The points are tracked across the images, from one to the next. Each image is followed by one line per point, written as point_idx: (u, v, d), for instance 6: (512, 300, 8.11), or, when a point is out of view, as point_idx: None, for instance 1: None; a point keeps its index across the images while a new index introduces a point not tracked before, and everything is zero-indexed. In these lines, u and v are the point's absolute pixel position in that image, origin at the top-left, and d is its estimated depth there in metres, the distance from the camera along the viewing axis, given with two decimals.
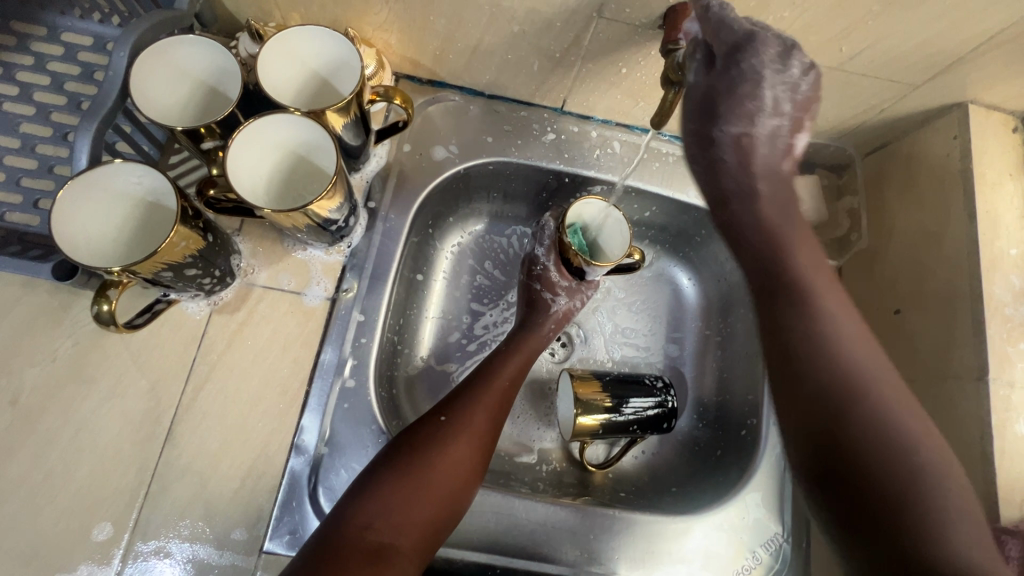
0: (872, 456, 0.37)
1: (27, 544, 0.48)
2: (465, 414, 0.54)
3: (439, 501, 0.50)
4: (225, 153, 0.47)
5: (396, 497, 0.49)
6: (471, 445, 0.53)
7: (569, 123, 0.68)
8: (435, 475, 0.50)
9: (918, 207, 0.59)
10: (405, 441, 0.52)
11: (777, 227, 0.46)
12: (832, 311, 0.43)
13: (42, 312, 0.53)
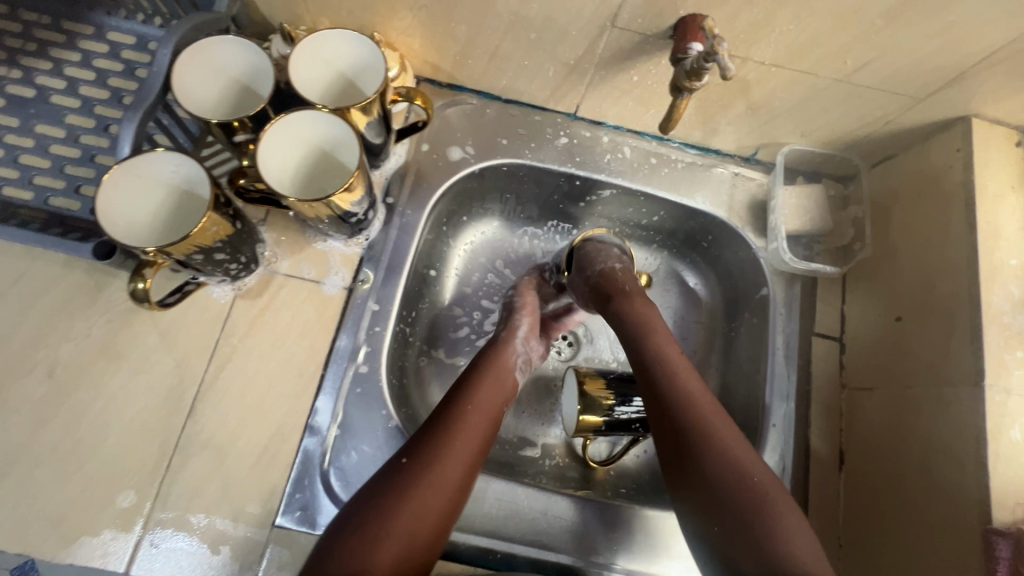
0: (728, 504, 0.45)
1: (57, 507, 0.51)
2: (436, 425, 0.52)
3: (401, 567, 0.42)
4: (257, 145, 0.50)
5: (349, 569, 0.40)
6: (443, 486, 0.46)
7: (581, 128, 0.70)
8: (396, 537, 0.42)
9: (922, 217, 0.60)
10: (368, 489, 0.45)
11: (647, 320, 0.59)
12: (689, 380, 0.53)
13: (81, 290, 0.57)
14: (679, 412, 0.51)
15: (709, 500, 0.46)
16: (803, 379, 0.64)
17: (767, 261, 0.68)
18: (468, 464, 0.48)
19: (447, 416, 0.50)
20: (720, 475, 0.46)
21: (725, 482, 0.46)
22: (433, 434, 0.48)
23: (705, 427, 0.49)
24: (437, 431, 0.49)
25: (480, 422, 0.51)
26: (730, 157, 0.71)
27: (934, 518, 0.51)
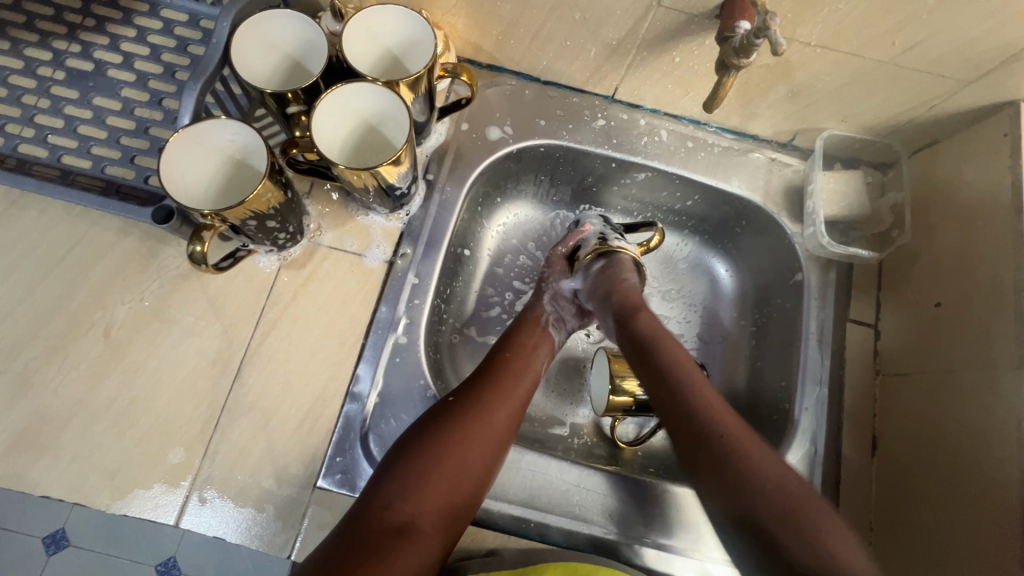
0: (760, 496, 0.44)
1: (113, 460, 0.53)
2: (475, 397, 0.55)
3: (456, 484, 0.50)
4: (313, 114, 0.52)
5: (414, 481, 0.48)
6: (490, 424, 0.53)
7: (618, 111, 0.71)
8: (450, 458, 0.50)
9: (964, 203, 0.59)
10: (421, 422, 0.52)
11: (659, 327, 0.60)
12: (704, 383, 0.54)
13: (135, 256, 0.59)
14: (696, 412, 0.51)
15: (733, 490, 0.46)
16: (837, 365, 0.64)
17: (802, 246, 0.68)
18: (509, 411, 0.55)
19: (489, 368, 0.58)
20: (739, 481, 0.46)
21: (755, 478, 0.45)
22: (478, 381, 0.57)
23: (729, 434, 0.49)
24: (480, 380, 0.57)
25: (519, 374, 0.59)
26: (766, 142, 0.71)
27: (972, 501, 0.51)
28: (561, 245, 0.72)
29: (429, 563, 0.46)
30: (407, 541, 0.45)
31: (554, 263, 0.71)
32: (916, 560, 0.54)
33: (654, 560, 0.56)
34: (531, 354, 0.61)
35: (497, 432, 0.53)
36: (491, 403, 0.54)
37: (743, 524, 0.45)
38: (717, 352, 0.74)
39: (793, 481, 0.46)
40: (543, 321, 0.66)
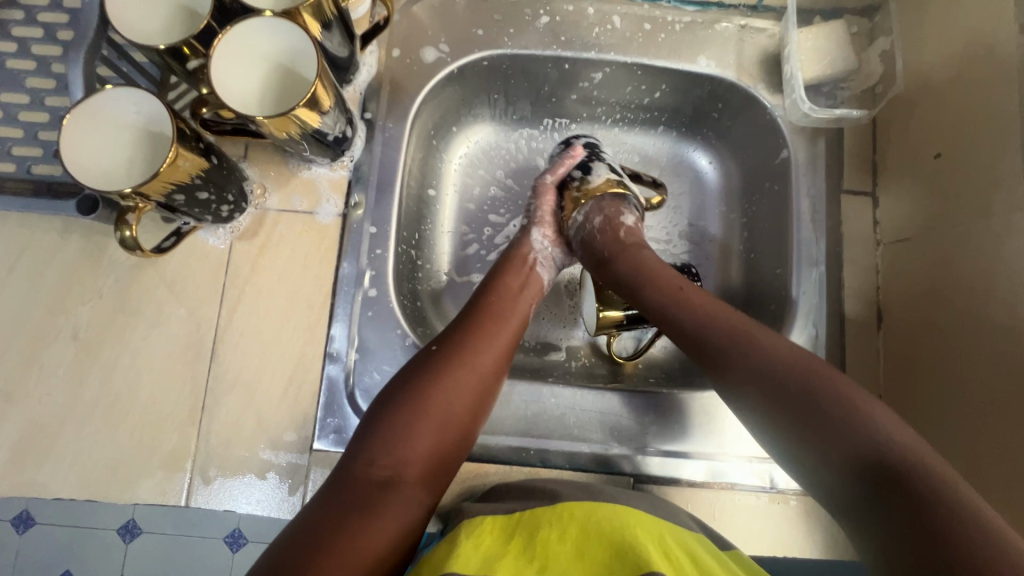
0: (781, 374, 0.44)
1: (112, 455, 0.54)
2: (458, 343, 0.52)
3: (441, 435, 0.48)
4: (227, 29, 0.47)
5: (397, 431, 0.46)
6: (472, 371, 0.50)
7: (562, 2, 0.64)
8: (434, 409, 0.48)
9: (960, 33, 0.52)
10: (403, 374, 0.50)
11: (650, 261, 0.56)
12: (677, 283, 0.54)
13: (84, 254, 0.57)
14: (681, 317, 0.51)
15: (759, 375, 0.45)
16: (834, 242, 0.60)
17: (784, 118, 0.62)
18: (494, 353, 0.52)
19: (472, 313, 0.55)
20: (763, 377, 0.44)
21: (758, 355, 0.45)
22: (462, 328, 0.53)
23: (762, 349, 0.46)
24: (465, 326, 0.53)
25: (505, 318, 0.55)
26: (734, 8, 0.64)
27: (979, 359, 0.48)
28: (549, 173, 0.65)
29: (412, 517, 0.44)
30: (392, 494, 0.44)
31: (542, 194, 0.64)
32: (929, 426, 0.52)
33: (659, 466, 0.55)
34: (518, 294, 0.57)
35: (482, 381, 0.51)
36: (475, 349, 0.52)
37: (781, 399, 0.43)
38: (707, 249, 0.69)
39: (788, 355, 0.45)
40: (532, 259, 0.61)
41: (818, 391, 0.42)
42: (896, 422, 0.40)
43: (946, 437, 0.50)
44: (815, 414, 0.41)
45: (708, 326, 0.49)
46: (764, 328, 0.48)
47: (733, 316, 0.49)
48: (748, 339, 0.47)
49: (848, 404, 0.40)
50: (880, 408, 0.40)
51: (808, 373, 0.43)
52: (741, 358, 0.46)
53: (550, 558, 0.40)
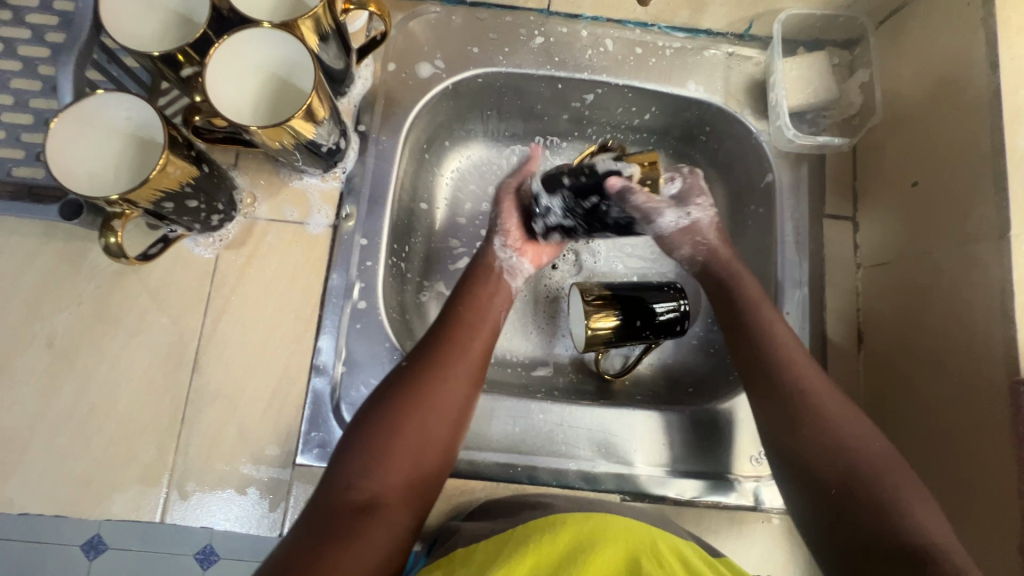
0: (863, 464, 0.45)
1: (84, 468, 0.52)
2: (429, 357, 0.51)
3: (417, 451, 0.47)
4: (226, 36, 0.48)
5: (373, 452, 0.46)
6: (446, 383, 0.50)
7: (557, 24, 0.65)
8: (408, 427, 0.47)
9: (936, 67, 0.54)
10: (376, 394, 0.50)
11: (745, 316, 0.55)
12: (789, 344, 0.52)
13: (63, 261, 0.55)
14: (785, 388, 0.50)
15: (833, 453, 0.46)
16: (816, 265, 0.62)
17: (769, 143, 0.64)
18: (467, 365, 0.52)
19: (442, 328, 0.54)
20: (827, 460, 0.46)
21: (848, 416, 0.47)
22: (432, 342, 0.53)
23: (838, 431, 0.46)
24: (436, 342, 0.53)
25: (476, 334, 0.54)
26: (722, 36, 0.66)
27: (955, 383, 0.49)
28: (512, 179, 0.64)
29: (394, 542, 0.43)
30: (371, 519, 0.43)
31: (505, 200, 0.63)
32: (909, 448, 0.53)
33: (645, 483, 0.56)
34: (491, 308, 0.57)
35: (457, 400, 0.50)
36: (450, 366, 0.51)
37: (843, 477, 0.45)
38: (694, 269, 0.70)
39: (867, 451, 0.45)
40: (500, 267, 0.61)
41: (889, 491, 0.43)
42: (938, 520, 0.42)
43: (926, 459, 0.51)
44: (864, 497, 0.43)
45: (807, 395, 0.49)
46: (846, 406, 0.48)
47: (820, 387, 0.49)
48: (833, 427, 0.47)
49: (898, 498, 0.43)
50: (924, 506, 0.42)
51: (848, 477, 0.44)
52: (832, 447, 0.46)
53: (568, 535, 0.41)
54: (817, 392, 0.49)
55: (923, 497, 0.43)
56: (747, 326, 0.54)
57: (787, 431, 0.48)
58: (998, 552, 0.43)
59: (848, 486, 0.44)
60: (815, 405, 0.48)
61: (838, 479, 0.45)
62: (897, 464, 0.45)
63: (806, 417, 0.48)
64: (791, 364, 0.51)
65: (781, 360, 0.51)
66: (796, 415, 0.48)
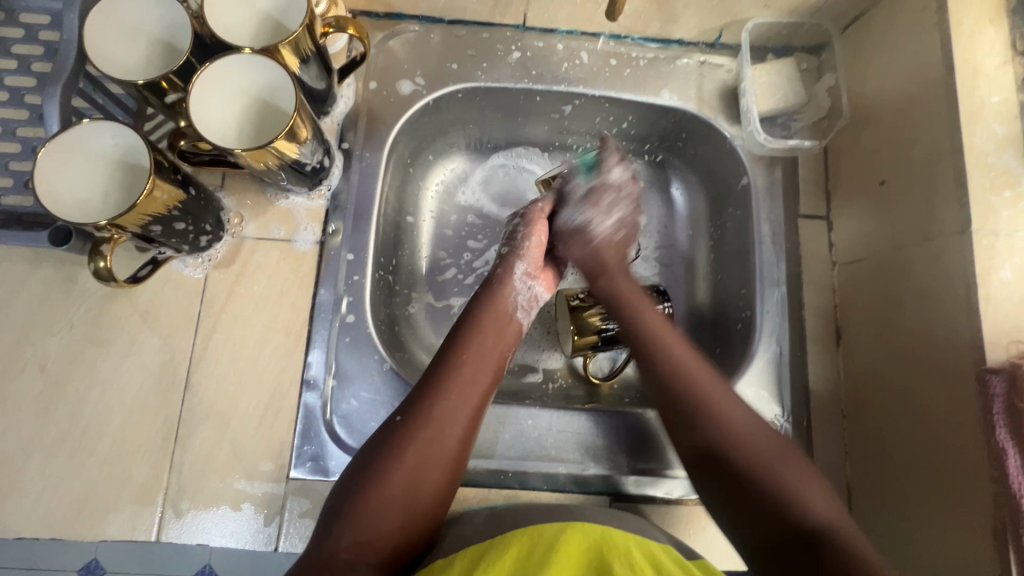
0: (734, 443, 0.47)
1: (78, 490, 0.52)
2: (425, 409, 0.48)
3: (408, 510, 0.44)
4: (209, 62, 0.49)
5: (362, 513, 0.43)
6: (443, 439, 0.47)
7: (533, 39, 0.67)
8: (400, 486, 0.44)
9: (897, 70, 0.57)
10: (367, 448, 0.47)
11: (634, 311, 0.57)
12: (672, 345, 0.53)
13: (54, 285, 0.56)
14: (670, 392, 0.51)
15: (716, 438, 0.48)
16: (793, 264, 0.63)
17: (743, 147, 0.66)
18: (466, 417, 0.48)
19: (438, 371, 0.50)
20: (722, 448, 0.47)
21: (690, 391, 0.50)
22: (429, 392, 0.49)
23: (727, 417, 0.48)
24: (431, 387, 0.49)
25: (474, 376, 0.51)
26: (693, 46, 0.68)
27: (927, 375, 0.50)
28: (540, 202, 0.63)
29: None
30: None
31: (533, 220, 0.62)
32: (888, 439, 0.54)
33: (634, 485, 0.57)
34: (492, 346, 0.53)
35: (450, 454, 0.47)
36: (444, 416, 0.48)
37: (733, 460, 0.47)
38: (677, 272, 0.72)
39: (744, 436, 0.47)
40: (512, 303, 0.57)
41: (779, 474, 0.45)
42: (824, 495, 0.45)
43: (905, 449, 0.52)
44: (760, 480, 0.45)
45: (688, 391, 0.50)
46: (733, 397, 0.50)
47: (703, 378, 0.51)
48: (716, 415, 0.49)
49: (787, 477, 0.45)
50: (814, 484, 0.45)
51: (748, 459, 0.46)
52: (716, 439, 0.48)
53: (536, 549, 0.39)
54: (699, 385, 0.50)
55: (813, 475, 0.46)
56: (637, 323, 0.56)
57: (687, 420, 0.49)
58: (974, 537, 0.45)
59: (746, 467, 0.46)
60: (682, 398, 0.50)
61: (739, 464, 0.46)
62: (783, 447, 0.47)
63: (700, 414, 0.49)
64: (674, 357, 0.52)
65: (669, 361, 0.52)
66: (693, 403, 0.50)
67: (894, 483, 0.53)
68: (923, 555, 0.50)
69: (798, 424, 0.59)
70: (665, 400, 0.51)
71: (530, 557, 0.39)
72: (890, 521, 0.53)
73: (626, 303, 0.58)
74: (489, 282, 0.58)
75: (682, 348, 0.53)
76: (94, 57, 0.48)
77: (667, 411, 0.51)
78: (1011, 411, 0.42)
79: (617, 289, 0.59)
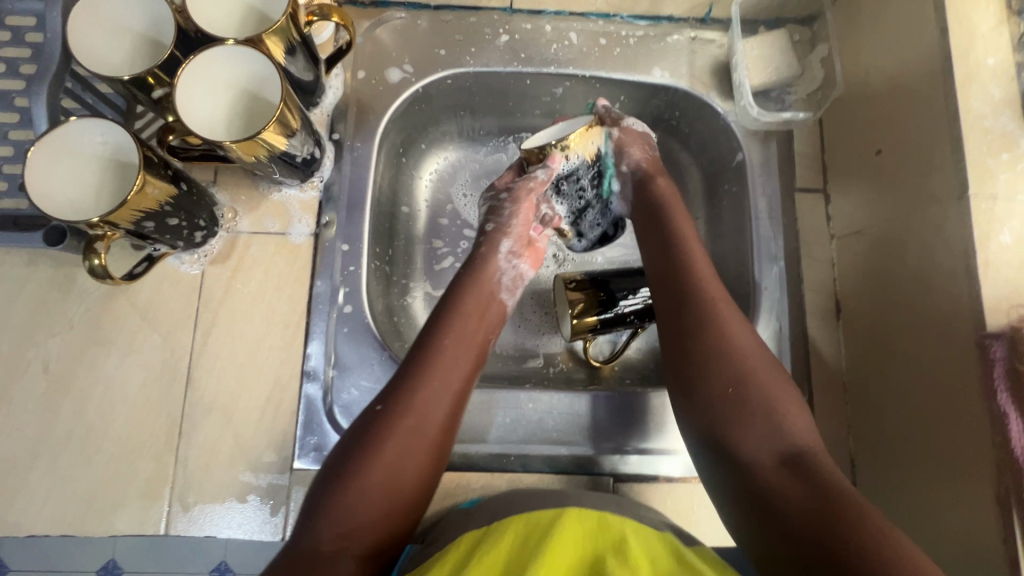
0: (745, 369, 0.48)
1: (86, 487, 0.53)
2: (405, 398, 0.48)
3: (389, 498, 0.45)
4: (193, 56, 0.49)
5: (342, 501, 0.43)
6: (423, 427, 0.47)
7: (520, 21, 0.66)
8: (380, 474, 0.45)
9: (890, 36, 0.56)
10: (348, 438, 0.47)
11: (671, 221, 0.57)
12: (704, 271, 0.53)
13: (53, 287, 0.56)
14: (691, 294, 0.52)
15: (737, 369, 0.48)
16: (790, 238, 0.63)
17: (736, 122, 0.65)
18: (446, 404, 0.49)
19: (418, 358, 0.50)
20: (731, 366, 0.48)
21: (716, 314, 0.50)
22: (409, 380, 0.49)
23: (727, 334, 0.49)
24: (411, 375, 0.49)
25: (455, 362, 0.51)
26: (683, 22, 0.67)
27: (927, 343, 0.50)
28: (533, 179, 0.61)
29: None
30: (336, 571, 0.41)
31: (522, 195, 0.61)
32: (889, 410, 0.54)
33: (636, 464, 0.57)
34: (473, 331, 0.53)
35: (433, 440, 0.47)
36: (424, 404, 0.48)
37: (745, 386, 0.47)
38: None
39: (749, 363, 0.48)
40: (496, 284, 0.58)
41: (763, 402, 0.46)
42: (808, 426, 0.46)
43: (907, 419, 0.52)
44: (745, 402, 0.46)
45: (709, 323, 0.50)
46: (740, 315, 0.51)
47: (715, 290, 0.52)
48: (722, 342, 0.49)
49: (776, 407, 0.46)
50: (801, 414, 0.47)
51: (741, 372, 0.47)
52: (720, 348, 0.48)
53: (534, 533, 0.40)
54: (717, 310, 0.50)
55: (802, 409, 0.47)
56: (671, 231, 0.57)
57: (687, 350, 0.49)
58: (977, 503, 0.44)
59: (743, 380, 0.47)
60: (688, 299, 0.51)
61: (735, 379, 0.47)
62: (771, 368, 0.48)
63: (718, 339, 0.49)
64: (694, 270, 0.53)
65: (693, 274, 0.53)
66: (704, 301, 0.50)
67: (896, 453, 0.53)
68: (927, 523, 0.50)
69: (800, 399, 0.59)
70: (685, 300, 0.51)
71: (527, 541, 0.39)
72: (894, 491, 0.53)
73: (655, 207, 0.59)
74: (472, 264, 0.58)
75: (707, 266, 0.54)
76: (78, 54, 0.48)
77: (668, 305, 0.52)
78: (1010, 375, 0.43)
79: (660, 195, 0.60)
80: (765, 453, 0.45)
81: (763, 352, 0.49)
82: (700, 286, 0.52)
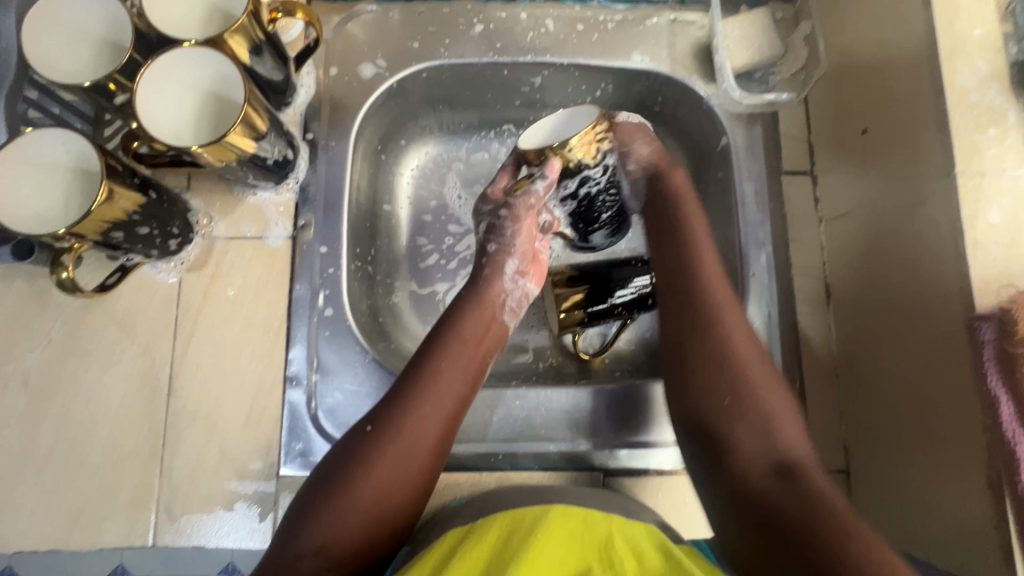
0: (744, 397, 0.48)
1: (72, 501, 0.53)
2: (395, 417, 0.47)
3: (372, 517, 0.44)
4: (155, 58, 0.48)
5: (323, 519, 0.43)
6: (412, 448, 0.46)
7: (495, 10, 0.65)
8: (364, 494, 0.44)
9: (873, 11, 0.54)
10: (336, 454, 0.47)
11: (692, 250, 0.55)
12: (721, 298, 0.53)
13: (28, 301, 0.56)
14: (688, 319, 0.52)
15: (703, 387, 0.49)
16: (777, 223, 0.62)
17: (719, 106, 0.63)
18: (436, 426, 0.48)
19: (412, 377, 0.50)
20: (717, 395, 0.49)
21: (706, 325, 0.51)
22: (400, 400, 0.48)
23: (730, 365, 0.50)
24: (405, 397, 0.48)
25: (449, 385, 0.50)
26: (663, 4, 0.65)
27: (917, 326, 0.49)
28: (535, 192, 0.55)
29: None
30: None
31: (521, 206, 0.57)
32: (881, 394, 0.53)
33: (628, 459, 0.56)
34: (470, 352, 0.52)
35: (419, 465, 0.46)
36: (414, 425, 0.47)
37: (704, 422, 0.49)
38: None
39: (755, 395, 0.48)
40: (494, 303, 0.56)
41: (760, 447, 0.46)
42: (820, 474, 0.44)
43: (898, 403, 0.51)
44: (738, 443, 0.46)
45: (695, 328, 0.52)
46: (756, 346, 0.51)
47: (731, 315, 0.52)
48: (726, 355, 0.50)
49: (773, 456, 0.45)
50: (809, 463, 0.45)
51: (727, 410, 0.48)
52: (714, 376, 0.49)
53: (517, 532, 0.39)
54: (715, 318, 0.51)
55: (809, 456, 0.46)
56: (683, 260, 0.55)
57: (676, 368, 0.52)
58: (970, 487, 0.44)
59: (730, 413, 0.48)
60: (691, 320, 0.52)
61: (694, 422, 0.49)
62: (771, 410, 0.48)
63: (713, 356, 0.50)
64: (703, 290, 0.53)
65: (700, 297, 0.53)
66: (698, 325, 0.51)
67: (889, 438, 0.52)
68: (921, 509, 0.49)
69: (791, 386, 0.58)
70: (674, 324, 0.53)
71: (510, 540, 0.39)
72: (887, 476, 0.52)
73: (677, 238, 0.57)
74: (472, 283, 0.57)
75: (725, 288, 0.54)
76: (32, 61, 0.47)
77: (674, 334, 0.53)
78: (1001, 357, 0.41)
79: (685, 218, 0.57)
80: (763, 494, 0.44)
81: (775, 392, 0.49)
82: (699, 308, 0.52)
